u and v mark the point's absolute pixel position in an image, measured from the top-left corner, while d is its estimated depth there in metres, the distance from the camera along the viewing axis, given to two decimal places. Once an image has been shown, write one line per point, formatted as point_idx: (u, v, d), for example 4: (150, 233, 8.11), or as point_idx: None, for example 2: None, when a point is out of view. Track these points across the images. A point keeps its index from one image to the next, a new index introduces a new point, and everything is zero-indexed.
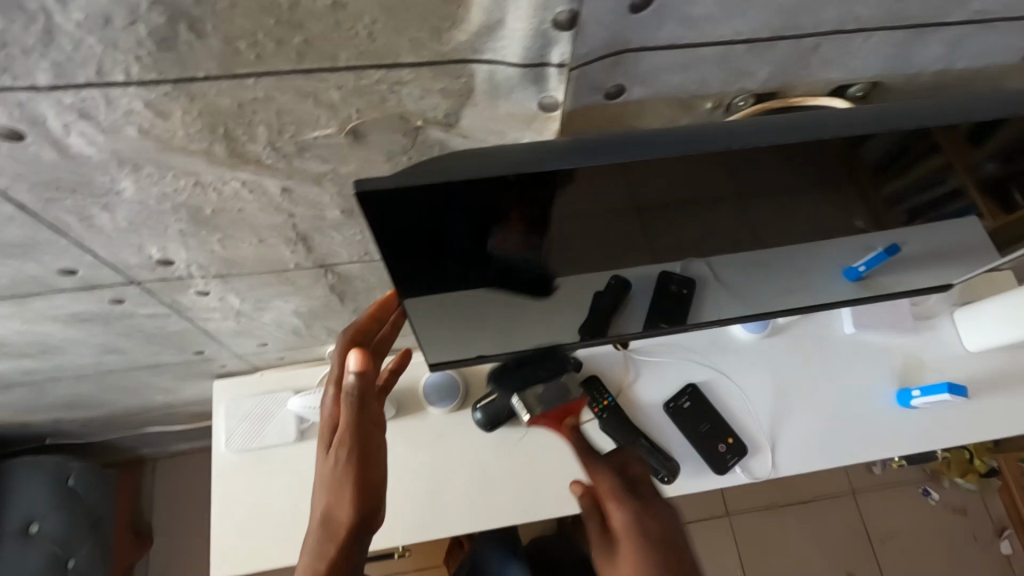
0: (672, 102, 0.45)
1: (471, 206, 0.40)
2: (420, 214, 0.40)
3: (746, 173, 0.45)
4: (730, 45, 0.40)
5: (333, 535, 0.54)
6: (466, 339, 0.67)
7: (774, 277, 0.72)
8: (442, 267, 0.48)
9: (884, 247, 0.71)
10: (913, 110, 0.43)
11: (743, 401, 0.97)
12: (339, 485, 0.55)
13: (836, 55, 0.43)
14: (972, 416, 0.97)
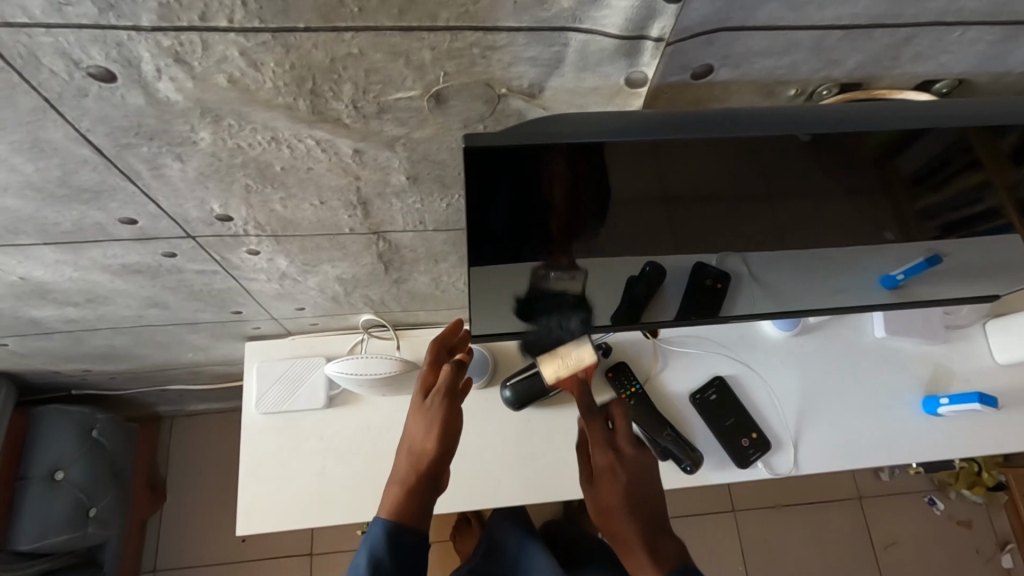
0: (756, 86, 0.44)
1: (545, 170, 0.42)
2: (501, 176, 0.42)
3: (800, 164, 0.47)
4: (828, 30, 0.39)
5: (416, 466, 0.61)
6: (505, 312, 0.66)
7: (822, 278, 0.71)
8: (498, 236, 0.49)
9: (927, 258, 0.71)
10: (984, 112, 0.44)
11: (770, 397, 0.97)
12: (429, 424, 0.62)
13: (931, 50, 0.42)
14: (996, 428, 0.97)
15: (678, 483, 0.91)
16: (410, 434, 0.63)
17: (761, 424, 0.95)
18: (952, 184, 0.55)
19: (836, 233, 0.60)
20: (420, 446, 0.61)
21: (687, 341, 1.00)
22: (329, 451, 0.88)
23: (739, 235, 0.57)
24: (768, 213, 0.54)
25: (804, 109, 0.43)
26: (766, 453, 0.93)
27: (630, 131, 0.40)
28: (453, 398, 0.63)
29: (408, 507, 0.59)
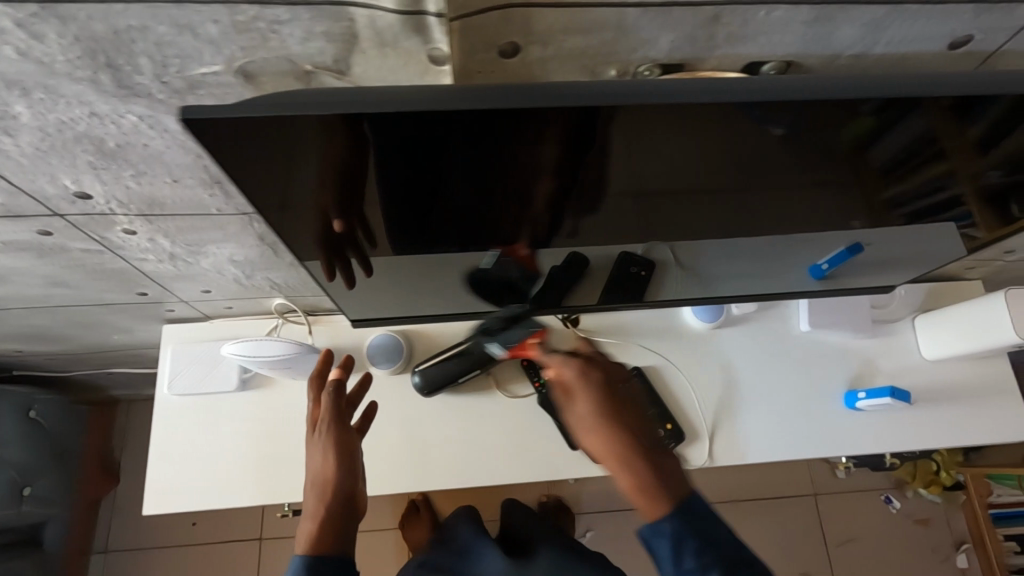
0: (575, 65, 0.44)
1: (345, 137, 0.40)
2: (410, 138, 0.41)
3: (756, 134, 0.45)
4: (623, 7, 0.38)
5: (324, 493, 0.67)
6: (422, 285, 0.72)
7: (732, 247, 0.72)
8: (325, 197, 0.48)
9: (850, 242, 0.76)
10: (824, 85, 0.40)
11: (689, 389, 0.96)
12: (326, 450, 0.70)
13: (741, 29, 0.41)
14: (913, 422, 0.97)
15: (590, 474, 0.91)
16: (312, 474, 0.69)
17: (678, 415, 0.94)
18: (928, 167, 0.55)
19: (770, 204, 0.60)
20: (324, 473, 0.68)
21: (607, 330, 0.99)
22: (241, 432, 0.89)
23: (617, 206, 0.56)
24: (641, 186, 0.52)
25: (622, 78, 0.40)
26: (681, 444, 0.93)
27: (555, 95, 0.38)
28: (339, 421, 0.73)
29: (325, 537, 0.63)
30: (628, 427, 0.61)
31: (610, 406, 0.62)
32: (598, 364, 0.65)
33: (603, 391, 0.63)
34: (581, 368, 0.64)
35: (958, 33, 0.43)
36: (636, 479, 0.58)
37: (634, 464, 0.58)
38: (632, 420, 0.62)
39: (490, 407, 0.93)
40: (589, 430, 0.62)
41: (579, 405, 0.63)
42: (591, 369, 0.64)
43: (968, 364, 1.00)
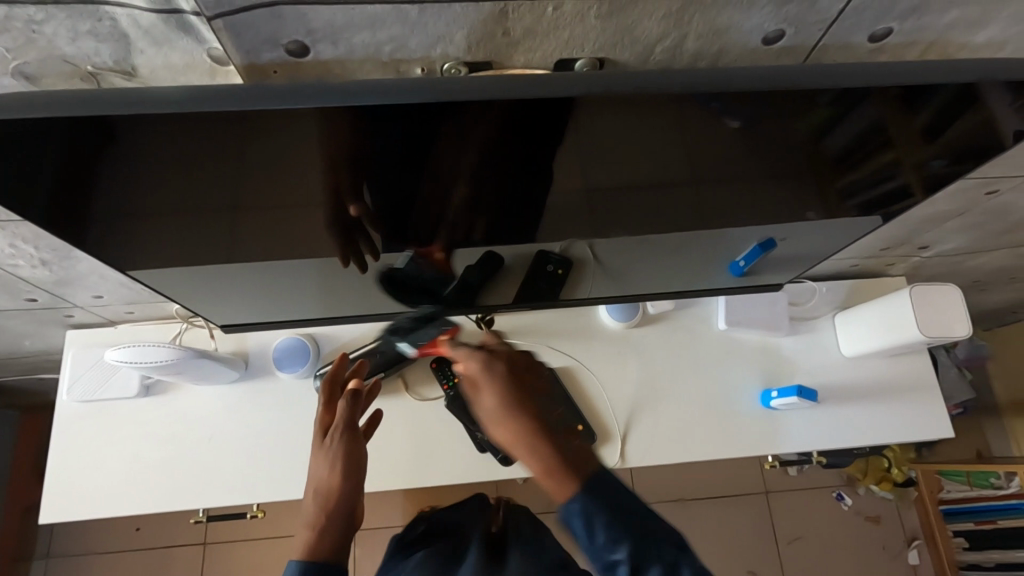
0: (376, 64, 0.42)
1: (222, 140, 0.40)
2: (378, 134, 0.41)
3: (723, 126, 0.45)
4: (397, 3, 0.37)
5: (324, 501, 0.70)
6: (322, 285, 0.71)
7: (663, 244, 0.71)
8: (305, 198, 0.48)
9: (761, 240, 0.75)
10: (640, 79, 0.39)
11: (602, 390, 0.95)
12: (332, 460, 0.74)
13: (534, 26, 0.40)
14: (828, 421, 0.96)
15: (497, 477, 0.90)
16: (315, 482, 0.73)
17: (591, 416, 0.93)
18: (878, 156, 0.53)
19: (758, 199, 0.59)
20: (326, 482, 0.72)
21: (520, 331, 0.97)
22: (142, 438, 0.89)
23: (556, 212, 0.55)
24: (581, 188, 0.51)
25: (443, 75, 0.39)
26: (592, 445, 0.92)
27: (510, 86, 0.38)
28: (349, 432, 0.77)
29: (320, 546, 0.66)
30: (539, 417, 0.60)
31: (518, 396, 0.60)
32: (504, 352, 0.64)
33: (514, 379, 0.62)
34: (486, 360, 0.63)
35: (766, 28, 0.42)
36: (542, 467, 0.58)
37: (540, 451, 0.58)
38: (535, 406, 0.60)
39: (398, 409, 0.92)
40: (496, 423, 0.61)
41: (484, 395, 0.61)
42: (495, 364, 0.62)
43: (886, 361, 1.00)
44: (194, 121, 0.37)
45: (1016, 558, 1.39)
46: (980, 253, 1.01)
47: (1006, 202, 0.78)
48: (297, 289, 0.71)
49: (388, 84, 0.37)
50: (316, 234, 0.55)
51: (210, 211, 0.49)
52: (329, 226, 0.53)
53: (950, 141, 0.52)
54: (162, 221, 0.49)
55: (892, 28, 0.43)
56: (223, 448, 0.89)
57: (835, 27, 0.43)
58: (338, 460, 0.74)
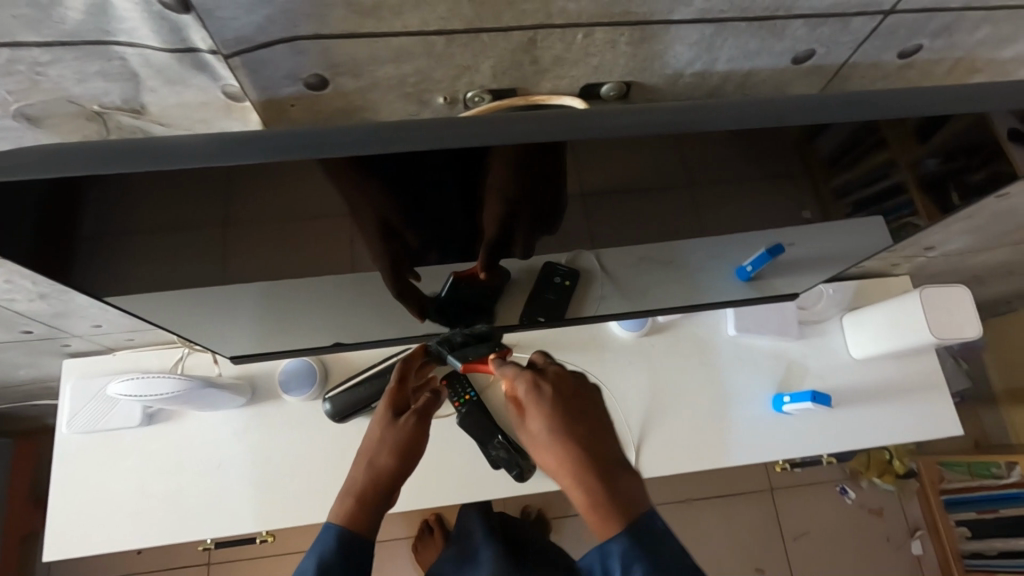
0: (399, 95, 0.41)
1: (195, 192, 0.39)
2: (364, 178, 0.40)
3: (723, 153, 0.44)
4: (423, 36, 0.36)
5: (378, 476, 0.69)
6: (318, 310, 0.70)
7: (666, 257, 0.69)
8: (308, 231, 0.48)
9: (768, 247, 0.74)
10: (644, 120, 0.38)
11: (615, 402, 0.94)
12: (401, 440, 0.73)
13: (563, 53, 0.39)
14: (839, 424, 0.96)
15: (513, 493, 0.89)
16: (375, 455, 0.71)
17: None
18: (864, 164, 0.50)
19: (758, 211, 0.58)
20: (384, 459, 0.71)
21: (529, 345, 0.96)
22: (147, 468, 0.86)
23: (543, 234, 0.53)
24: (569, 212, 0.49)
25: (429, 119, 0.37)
26: None
27: (523, 135, 0.37)
28: (422, 419, 0.76)
29: (360, 517, 0.65)
30: (591, 445, 0.56)
31: (572, 420, 0.58)
32: (569, 378, 0.63)
33: (561, 403, 0.59)
34: (534, 383, 0.61)
35: (797, 48, 0.41)
36: (587, 497, 0.54)
37: (588, 481, 0.54)
38: (602, 437, 0.58)
39: None
40: (546, 452, 0.58)
41: (535, 421, 0.59)
42: (546, 380, 0.62)
43: (894, 362, 1.00)
44: (159, 177, 0.36)
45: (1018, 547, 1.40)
46: (983, 251, 1.01)
47: (1014, 204, 0.78)
48: (292, 316, 0.70)
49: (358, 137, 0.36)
50: (312, 265, 0.55)
51: (202, 247, 0.48)
52: (329, 257, 0.53)
53: (943, 140, 0.49)
54: (154, 258, 0.49)
55: (922, 44, 0.42)
56: (230, 475, 0.87)
57: (866, 46, 0.42)
58: (407, 441, 0.73)
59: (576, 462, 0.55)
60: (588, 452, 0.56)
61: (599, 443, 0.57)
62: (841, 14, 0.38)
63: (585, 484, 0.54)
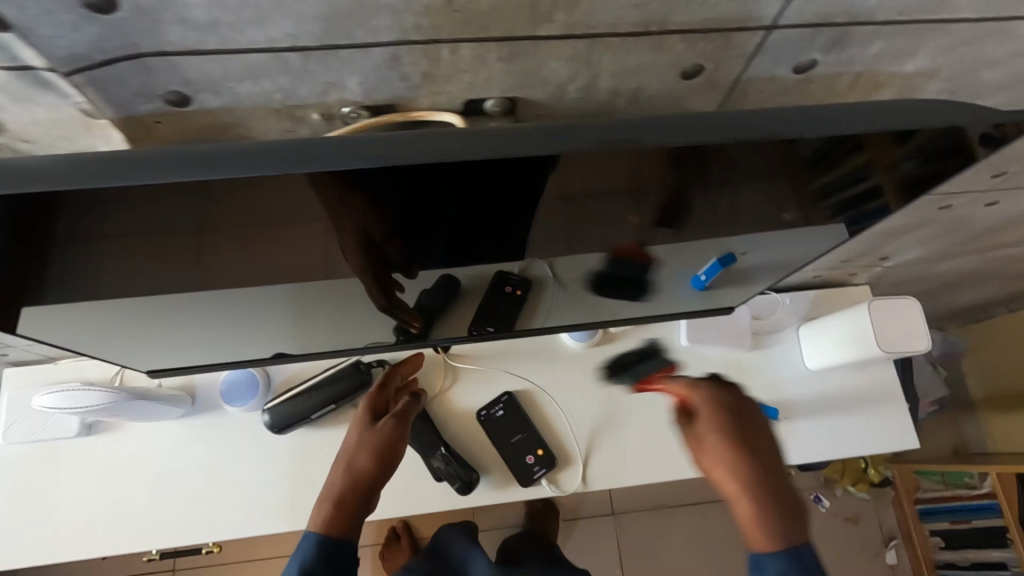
0: (270, 112, 0.40)
1: (58, 215, 0.38)
2: (239, 197, 0.38)
3: (722, 165, 0.42)
4: (275, 51, 0.34)
5: (354, 482, 0.74)
6: (245, 324, 0.68)
7: (633, 266, 0.64)
8: (286, 238, 0.45)
9: (720, 256, 0.68)
10: (526, 140, 0.37)
11: (563, 414, 0.92)
12: (376, 447, 0.77)
13: (433, 68, 0.37)
14: (793, 436, 0.94)
15: (456, 506, 0.88)
16: (353, 460, 0.76)
17: (552, 440, 0.91)
18: (842, 167, 0.45)
19: (743, 217, 0.54)
20: (359, 466, 0.76)
21: (478, 355, 0.94)
22: (85, 479, 0.85)
23: (458, 251, 0.51)
24: (482, 232, 0.48)
25: (300, 138, 0.36)
26: (553, 470, 0.90)
27: (396, 157, 0.36)
28: (400, 426, 0.80)
29: (337, 522, 0.71)
30: (762, 454, 0.66)
31: (741, 431, 0.68)
32: (721, 385, 0.72)
33: (730, 413, 0.69)
34: (713, 391, 0.71)
35: (683, 63, 0.40)
36: (755, 508, 0.62)
37: (761, 494, 0.63)
38: (766, 446, 0.67)
39: None
40: (716, 455, 0.67)
41: (705, 426, 0.69)
42: (720, 390, 0.71)
43: (851, 372, 0.98)
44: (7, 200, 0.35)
45: (990, 558, 1.38)
46: (944, 260, 0.99)
47: (962, 215, 0.76)
48: (218, 330, 0.68)
49: (220, 158, 0.35)
50: (289, 273, 0.52)
51: (91, 272, 0.46)
52: (306, 263, 0.51)
53: (923, 143, 0.43)
54: (121, 265, 0.46)
55: (818, 59, 0.41)
56: (168, 487, 0.86)
57: (757, 61, 0.40)
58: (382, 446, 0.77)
59: (757, 482, 0.64)
60: (762, 473, 0.64)
61: (767, 455, 0.66)
62: (719, 30, 0.37)
63: (752, 498, 0.63)
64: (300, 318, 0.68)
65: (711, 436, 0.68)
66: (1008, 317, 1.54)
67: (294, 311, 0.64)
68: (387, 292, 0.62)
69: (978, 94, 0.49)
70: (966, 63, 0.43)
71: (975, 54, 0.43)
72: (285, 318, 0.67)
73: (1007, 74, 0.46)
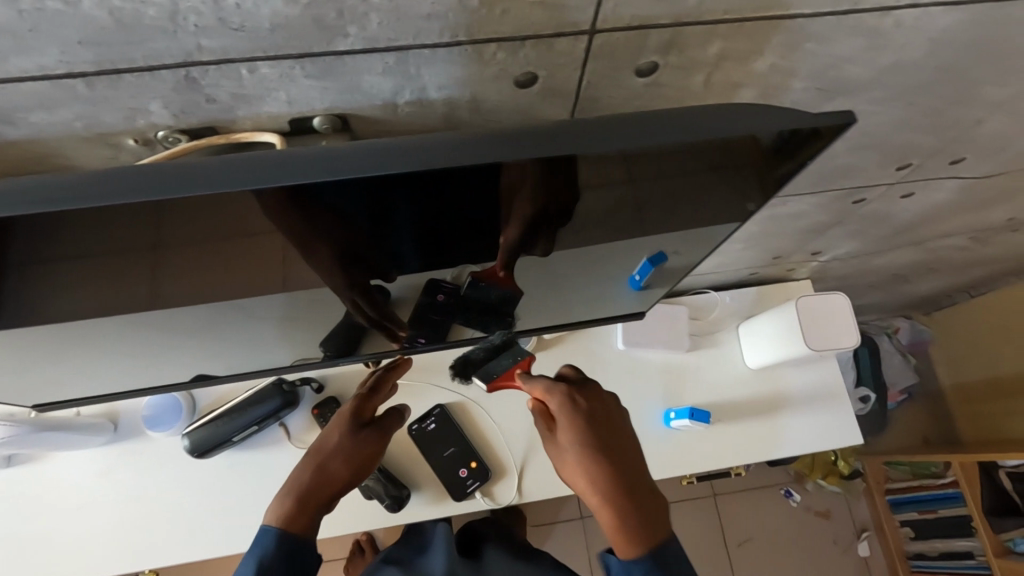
0: (81, 140, 0.38)
1: None
2: (34, 235, 0.32)
3: (629, 163, 0.35)
4: (54, 80, 0.33)
5: (326, 483, 0.71)
6: (143, 356, 0.64)
7: (577, 273, 0.61)
8: (207, 267, 0.41)
9: (649, 258, 0.62)
10: (376, 151, 0.30)
11: (497, 425, 0.91)
12: (353, 454, 0.75)
13: (238, 89, 0.35)
14: (734, 437, 0.92)
15: (385, 523, 0.86)
16: (327, 464, 0.72)
17: (485, 452, 0.89)
18: (767, 163, 0.36)
19: (687, 216, 0.49)
20: (332, 469, 0.72)
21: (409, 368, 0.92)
22: (4, 511, 0.84)
23: (359, 269, 0.45)
24: (373, 249, 0.41)
25: (95, 168, 0.30)
26: (487, 482, 0.88)
27: (208, 181, 0.29)
28: (379, 441, 0.78)
29: (300, 521, 0.66)
30: (615, 447, 0.62)
31: (603, 440, 0.62)
32: (586, 392, 0.67)
33: (594, 421, 0.64)
34: (564, 401, 0.66)
35: (512, 72, 0.38)
36: (609, 512, 0.58)
37: (616, 509, 0.58)
38: (624, 446, 0.63)
39: (280, 462, 0.87)
40: (577, 467, 0.62)
41: (565, 437, 0.64)
42: (575, 397, 0.66)
43: (792, 369, 0.96)
44: None
45: (959, 547, 1.37)
46: (880, 252, 0.98)
47: (881, 208, 0.75)
48: (116, 361, 0.64)
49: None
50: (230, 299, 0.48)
51: None
52: (244, 291, 0.46)
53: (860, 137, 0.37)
54: (44, 298, 0.42)
55: (657, 62, 0.39)
56: (89, 517, 0.84)
57: (592, 67, 0.38)
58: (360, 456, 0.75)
59: (617, 492, 0.59)
60: (610, 482, 0.59)
61: (622, 453, 0.62)
62: (537, 36, 0.35)
63: (612, 508, 0.58)
64: (199, 346, 0.63)
65: (572, 449, 0.62)
66: (970, 303, 1.53)
67: (191, 338, 0.59)
68: (300, 312, 0.56)
69: (846, 90, 0.47)
70: (817, 60, 0.42)
71: (823, 51, 0.42)
72: (185, 346, 0.62)
73: (868, 69, 0.45)
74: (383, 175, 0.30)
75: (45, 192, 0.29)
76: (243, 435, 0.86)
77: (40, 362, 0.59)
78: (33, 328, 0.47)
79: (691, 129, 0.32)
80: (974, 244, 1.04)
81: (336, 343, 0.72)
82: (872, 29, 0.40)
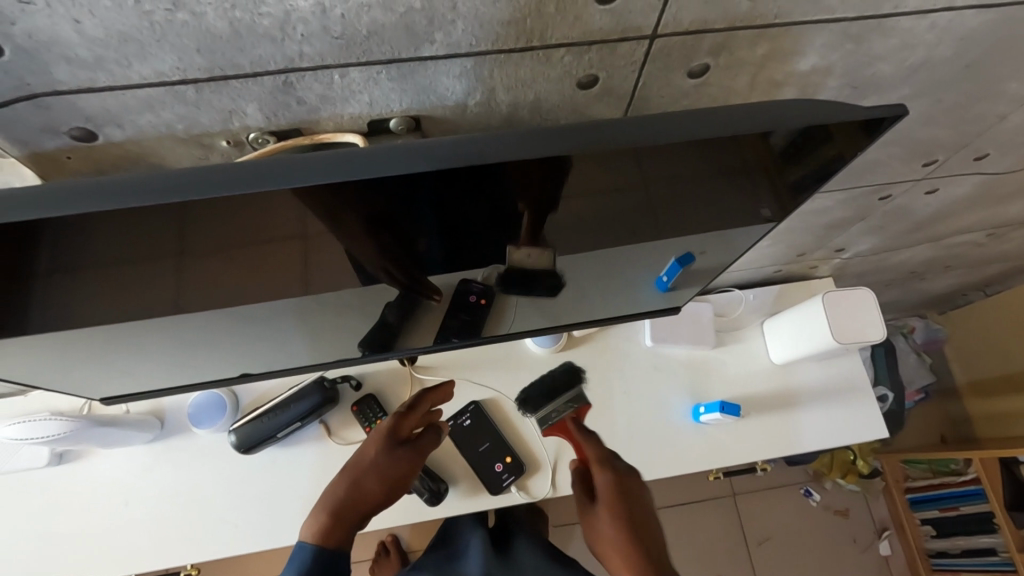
0: (177, 141, 0.41)
1: None
2: (147, 232, 0.35)
3: (679, 161, 0.37)
4: (167, 85, 0.36)
5: (360, 499, 0.73)
6: (202, 353, 0.66)
7: (616, 270, 0.63)
8: (288, 265, 0.44)
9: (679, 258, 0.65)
10: (459, 145, 0.32)
11: (530, 421, 0.93)
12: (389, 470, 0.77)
13: (327, 93, 0.39)
14: (760, 431, 0.94)
15: (423, 517, 0.88)
16: (362, 479, 0.75)
17: (519, 446, 0.92)
18: (810, 162, 0.40)
19: (725, 215, 0.52)
20: (369, 485, 0.75)
21: (443, 365, 0.95)
22: (55, 506, 0.86)
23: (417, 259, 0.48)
24: (437, 241, 0.45)
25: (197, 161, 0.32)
26: (522, 476, 0.90)
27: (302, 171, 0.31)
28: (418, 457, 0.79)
29: (334, 535, 0.69)
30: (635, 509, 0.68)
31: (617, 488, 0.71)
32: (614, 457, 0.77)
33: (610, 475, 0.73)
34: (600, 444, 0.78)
35: (576, 73, 0.41)
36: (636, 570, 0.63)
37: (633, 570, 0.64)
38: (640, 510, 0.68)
39: (321, 457, 0.90)
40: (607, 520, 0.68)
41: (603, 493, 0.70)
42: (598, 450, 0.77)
43: (816, 364, 0.98)
44: None
45: (981, 544, 1.38)
46: (899, 249, 1.01)
47: (904, 204, 0.78)
48: (178, 356, 0.67)
49: (111, 185, 0.31)
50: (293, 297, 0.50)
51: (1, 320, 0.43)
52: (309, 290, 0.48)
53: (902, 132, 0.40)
54: (133, 294, 0.44)
55: (708, 63, 0.42)
56: (137, 512, 0.86)
57: (648, 68, 0.41)
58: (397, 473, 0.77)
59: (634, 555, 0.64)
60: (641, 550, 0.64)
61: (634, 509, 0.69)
62: (601, 41, 0.38)
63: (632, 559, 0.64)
64: (256, 342, 0.66)
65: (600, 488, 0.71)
66: (985, 302, 1.56)
67: (253, 334, 0.62)
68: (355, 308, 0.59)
69: (878, 88, 0.50)
70: (853, 60, 0.45)
71: (860, 52, 0.45)
72: (244, 342, 0.65)
73: (900, 68, 0.48)
74: (466, 166, 0.32)
75: (156, 183, 0.31)
76: (286, 432, 0.88)
77: (111, 356, 0.62)
78: (116, 323, 0.50)
79: (750, 123, 0.34)
80: (990, 241, 1.07)
81: (382, 338, 0.74)
82: (907, 30, 0.43)
